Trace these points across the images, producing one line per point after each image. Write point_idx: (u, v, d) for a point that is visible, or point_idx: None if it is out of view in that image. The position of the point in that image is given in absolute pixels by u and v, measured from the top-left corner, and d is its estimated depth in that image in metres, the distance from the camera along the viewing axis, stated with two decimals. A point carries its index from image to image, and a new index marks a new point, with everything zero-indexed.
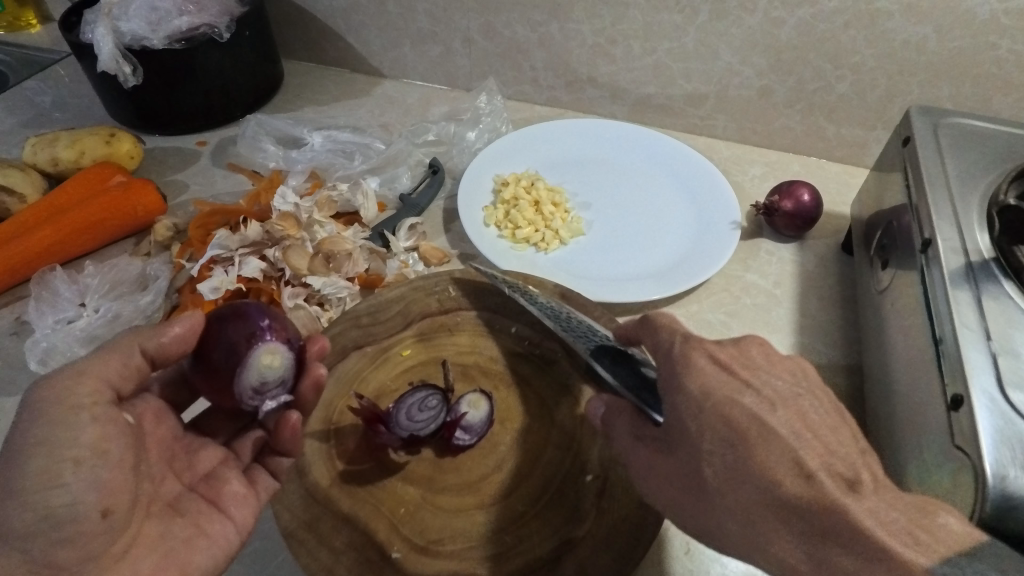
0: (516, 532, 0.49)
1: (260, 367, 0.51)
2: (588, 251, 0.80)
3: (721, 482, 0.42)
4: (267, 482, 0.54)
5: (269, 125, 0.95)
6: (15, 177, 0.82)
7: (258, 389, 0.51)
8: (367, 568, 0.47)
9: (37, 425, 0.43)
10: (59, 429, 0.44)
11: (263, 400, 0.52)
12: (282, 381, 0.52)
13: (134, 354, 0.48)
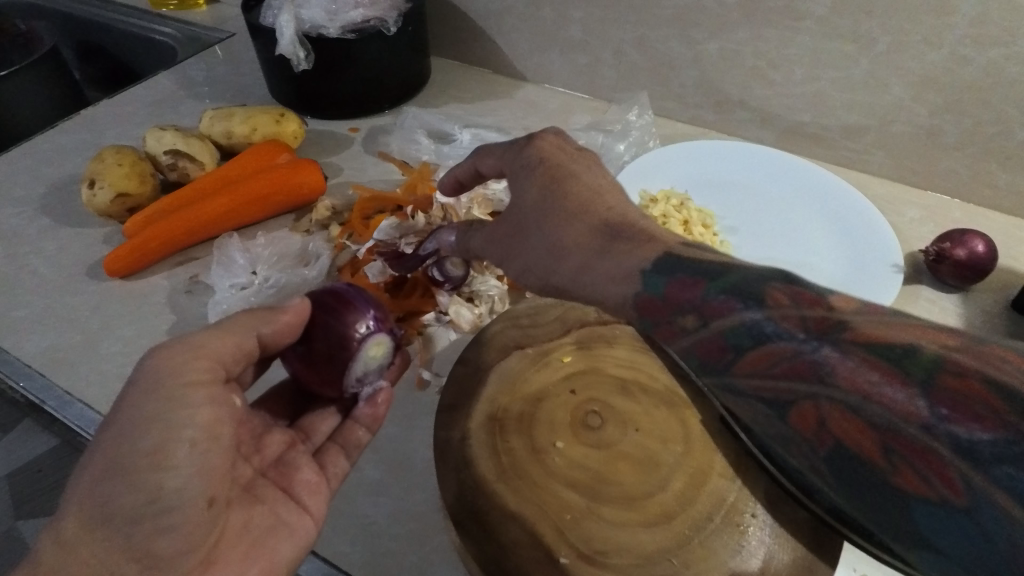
0: (682, 557, 0.48)
1: (367, 358, 0.56)
2: None
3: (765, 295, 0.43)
4: (338, 469, 0.56)
5: (423, 119, 0.99)
6: (196, 146, 0.87)
7: (362, 377, 0.57)
8: (534, 568, 0.47)
9: (151, 400, 0.46)
10: (174, 406, 0.46)
11: (363, 387, 0.58)
12: (380, 370, 0.58)
13: (249, 338, 0.50)
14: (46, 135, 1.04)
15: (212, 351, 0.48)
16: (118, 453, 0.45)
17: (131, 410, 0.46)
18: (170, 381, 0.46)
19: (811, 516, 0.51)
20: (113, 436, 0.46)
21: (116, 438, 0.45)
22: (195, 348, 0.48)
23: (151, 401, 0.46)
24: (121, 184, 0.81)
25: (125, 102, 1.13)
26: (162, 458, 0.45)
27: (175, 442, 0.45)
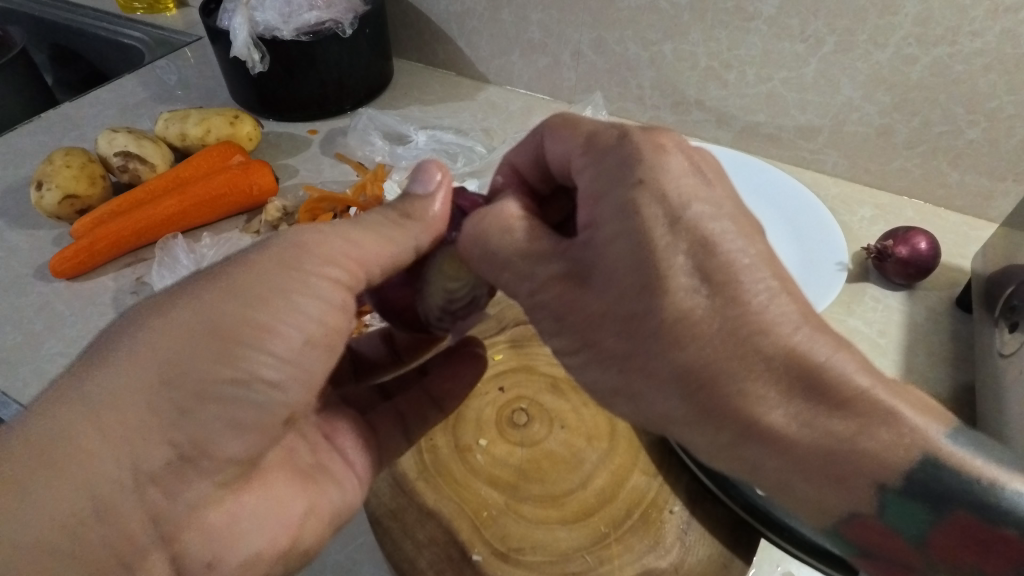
0: (598, 554, 0.48)
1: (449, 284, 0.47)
2: None
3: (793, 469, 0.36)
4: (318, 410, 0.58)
5: (379, 120, 0.99)
6: (148, 147, 0.88)
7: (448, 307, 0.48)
8: (448, 565, 0.47)
9: (271, 273, 0.42)
10: (291, 283, 0.42)
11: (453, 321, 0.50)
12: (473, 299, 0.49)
13: (409, 249, 0.44)
14: (6, 138, 1.04)
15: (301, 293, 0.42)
16: (220, 317, 0.40)
17: (225, 314, 0.40)
18: (274, 302, 0.41)
19: (730, 513, 0.51)
20: (229, 295, 0.41)
21: (216, 306, 0.40)
22: (347, 242, 0.43)
23: (259, 313, 0.41)
24: (70, 186, 0.82)
25: (88, 105, 1.13)
26: (243, 390, 0.41)
27: (260, 375, 0.41)
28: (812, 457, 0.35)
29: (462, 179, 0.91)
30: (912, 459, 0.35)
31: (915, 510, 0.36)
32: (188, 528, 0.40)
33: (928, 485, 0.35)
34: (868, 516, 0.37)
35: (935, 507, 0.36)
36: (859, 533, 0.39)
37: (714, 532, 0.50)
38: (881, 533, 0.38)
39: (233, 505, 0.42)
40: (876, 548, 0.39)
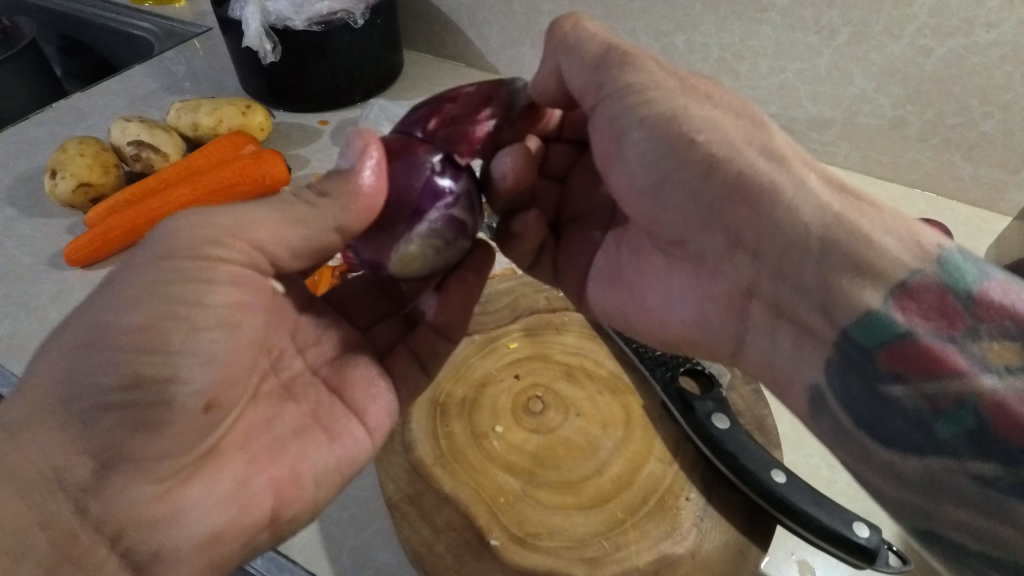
0: (615, 539, 0.49)
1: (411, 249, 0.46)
2: None
3: (786, 270, 0.44)
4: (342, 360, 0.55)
5: (391, 111, 0.99)
6: (161, 137, 0.88)
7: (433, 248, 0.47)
8: (466, 550, 0.47)
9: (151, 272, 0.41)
10: (182, 280, 0.41)
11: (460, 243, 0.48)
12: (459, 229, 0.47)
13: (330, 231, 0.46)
14: (18, 128, 1.04)
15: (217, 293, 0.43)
16: (108, 325, 0.39)
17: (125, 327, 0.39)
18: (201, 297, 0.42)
19: (745, 500, 0.51)
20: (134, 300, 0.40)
21: (104, 304, 0.40)
22: (243, 221, 0.43)
23: (173, 313, 0.40)
24: (83, 174, 0.82)
25: (99, 95, 1.13)
26: (158, 394, 0.40)
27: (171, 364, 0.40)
28: (788, 246, 0.43)
29: None
30: (946, 246, 0.40)
31: (966, 272, 0.39)
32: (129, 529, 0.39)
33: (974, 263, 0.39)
34: (929, 271, 0.39)
35: (985, 280, 0.38)
36: (909, 303, 0.39)
37: (728, 519, 0.50)
38: (932, 293, 0.39)
39: (186, 493, 0.41)
40: (923, 324, 0.39)
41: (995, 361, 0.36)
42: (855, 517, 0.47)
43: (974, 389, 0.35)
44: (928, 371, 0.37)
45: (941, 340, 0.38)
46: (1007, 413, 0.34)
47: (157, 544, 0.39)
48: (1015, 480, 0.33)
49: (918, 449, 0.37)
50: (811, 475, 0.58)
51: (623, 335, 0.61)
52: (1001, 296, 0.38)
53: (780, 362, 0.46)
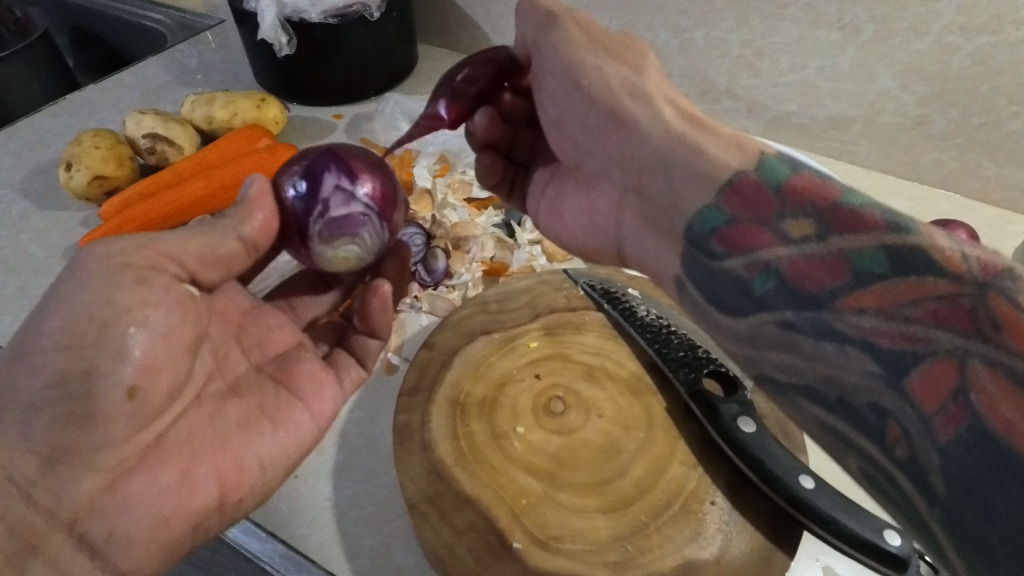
0: (638, 543, 0.48)
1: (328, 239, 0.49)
2: None
3: (670, 194, 0.51)
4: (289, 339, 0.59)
5: (406, 105, 0.98)
6: (175, 129, 0.87)
7: (332, 228, 0.49)
8: (487, 552, 0.47)
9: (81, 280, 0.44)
10: (111, 282, 0.44)
11: (366, 222, 0.49)
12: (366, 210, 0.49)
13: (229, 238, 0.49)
14: (31, 120, 1.03)
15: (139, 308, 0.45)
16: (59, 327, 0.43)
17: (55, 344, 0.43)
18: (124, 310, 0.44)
19: (771, 505, 0.50)
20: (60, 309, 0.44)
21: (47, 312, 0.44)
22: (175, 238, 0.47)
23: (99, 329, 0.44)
24: (98, 166, 0.82)
25: (112, 87, 1.13)
26: (85, 402, 0.43)
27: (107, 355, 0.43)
28: (654, 160, 0.52)
29: None
30: (767, 151, 0.46)
31: (779, 169, 0.44)
32: (81, 518, 0.43)
33: (794, 162, 0.45)
34: (751, 171, 0.45)
35: (792, 174, 0.44)
36: (736, 198, 0.45)
37: (753, 524, 0.49)
38: (755, 189, 0.44)
39: (127, 488, 0.44)
40: (744, 214, 0.44)
41: (794, 235, 0.41)
42: (886, 525, 0.46)
43: (778, 258, 0.42)
44: (746, 247, 0.44)
45: (762, 222, 0.43)
46: (811, 275, 0.40)
47: (109, 528, 0.43)
48: (810, 324, 0.39)
49: (746, 311, 0.43)
50: None
51: (645, 335, 0.60)
52: (806, 184, 0.42)
53: (649, 261, 0.55)
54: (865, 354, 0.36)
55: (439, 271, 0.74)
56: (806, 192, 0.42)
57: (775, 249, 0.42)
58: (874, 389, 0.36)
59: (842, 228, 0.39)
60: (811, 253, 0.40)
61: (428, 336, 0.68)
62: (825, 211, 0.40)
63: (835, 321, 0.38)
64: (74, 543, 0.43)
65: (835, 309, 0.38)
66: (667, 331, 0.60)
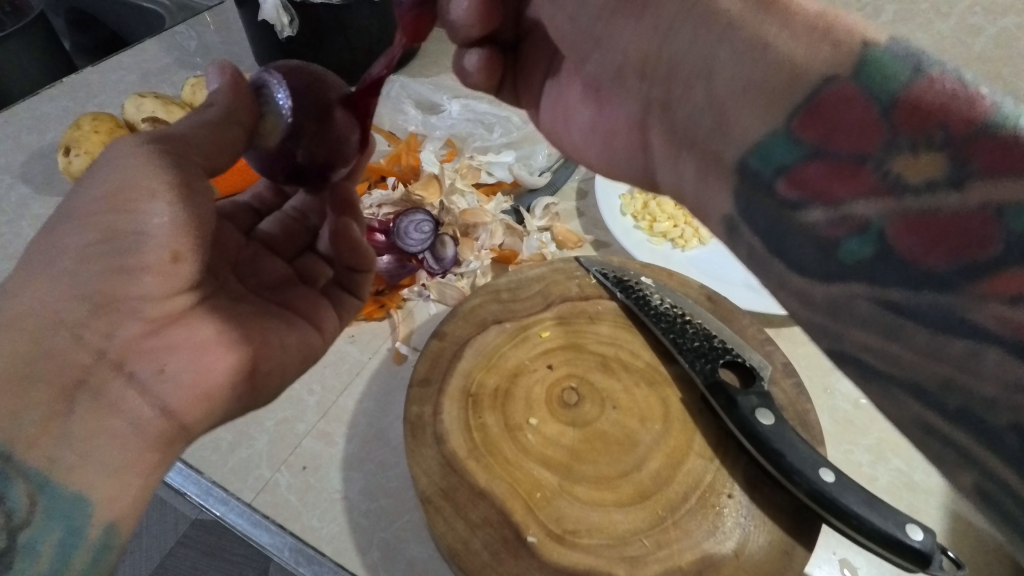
0: (656, 537, 0.47)
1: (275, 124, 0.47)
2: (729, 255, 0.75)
3: (708, 103, 0.46)
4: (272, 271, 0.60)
5: (412, 89, 0.96)
6: (176, 113, 0.85)
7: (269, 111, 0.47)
8: (503, 547, 0.46)
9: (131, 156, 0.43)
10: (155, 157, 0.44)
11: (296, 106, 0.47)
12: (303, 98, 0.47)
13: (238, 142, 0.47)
14: (28, 103, 1.01)
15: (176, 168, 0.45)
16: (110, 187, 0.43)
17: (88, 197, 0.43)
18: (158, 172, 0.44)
19: (790, 499, 0.49)
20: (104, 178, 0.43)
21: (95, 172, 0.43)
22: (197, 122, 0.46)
23: (136, 182, 0.42)
24: (98, 151, 0.80)
25: (111, 70, 1.10)
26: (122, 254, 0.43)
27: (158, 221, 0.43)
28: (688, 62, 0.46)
29: (498, 151, 0.88)
30: (873, 40, 0.36)
31: (894, 69, 0.34)
32: (129, 357, 0.43)
33: (884, 58, 0.35)
34: (850, 80, 0.36)
35: (915, 74, 0.34)
36: (819, 121, 0.38)
37: (773, 518, 0.48)
38: (849, 103, 0.36)
39: (171, 334, 0.45)
40: (827, 138, 0.38)
41: (910, 177, 0.34)
42: (909, 520, 0.45)
43: (878, 219, 0.35)
44: (828, 196, 0.38)
45: (857, 157, 0.36)
46: (919, 237, 0.34)
47: (159, 366, 0.44)
48: (899, 306, 0.35)
49: (831, 275, 0.38)
50: (853, 471, 0.58)
51: (660, 325, 0.58)
52: (905, 110, 0.34)
53: (689, 192, 0.50)
54: (966, 316, 0.32)
55: (448, 260, 0.72)
56: (924, 119, 0.33)
57: (878, 195, 0.35)
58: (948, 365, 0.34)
59: (960, 167, 0.32)
60: (927, 207, 0.33)
61: (438, 326, 0.67)
62: (955, 141, 0.32)
63: (926, 297, 0.34)
64: (124, 380, 0.42)
65: (964, 293, 0.32)
66: (682, 320, 0.59)
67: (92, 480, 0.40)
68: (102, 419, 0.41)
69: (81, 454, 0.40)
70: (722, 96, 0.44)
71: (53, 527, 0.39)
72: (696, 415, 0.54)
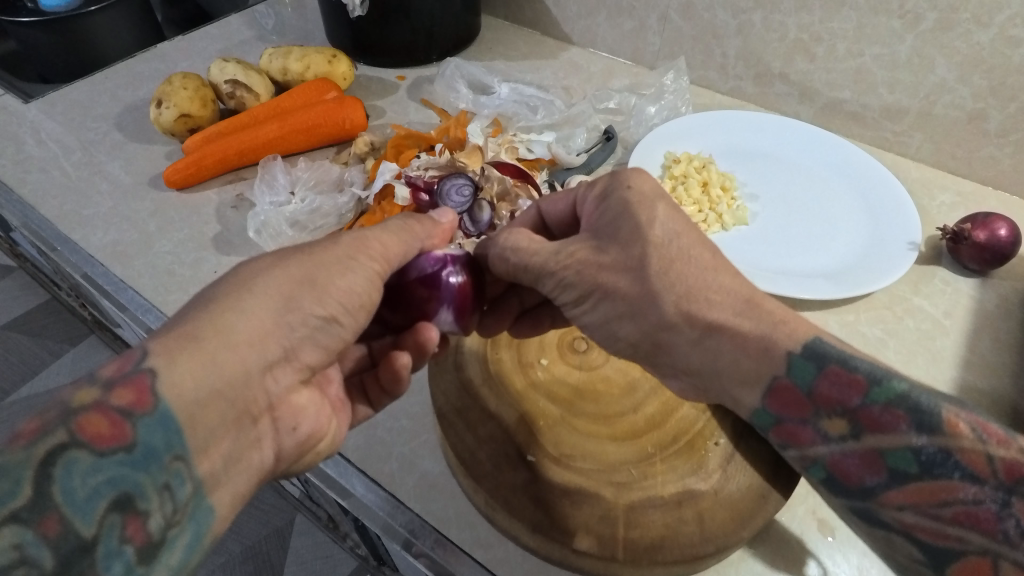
0: (643, 470, 0.52)
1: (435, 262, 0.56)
2: (747, 239, 0.80)
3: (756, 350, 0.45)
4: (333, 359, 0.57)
5: (465, 70, 1.03)
6: (254, 78, 0.95)
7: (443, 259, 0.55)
8: (504, 460, 0.52)
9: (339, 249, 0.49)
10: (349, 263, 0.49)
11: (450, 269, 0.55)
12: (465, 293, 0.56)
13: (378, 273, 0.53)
14: (126, 64, 1.13)
15: (393, 252, 0.53)
16: (314, 270, 0.47)
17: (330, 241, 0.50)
18: (372, 249, 0.51)
19: (773, 450, 0.53)
20: (315, 260, 0.48)
21: (305, 255, 0.48)
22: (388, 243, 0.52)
23: (333, 270, 0.48)
24: (185, 105, 0.90)
25: (198, 39, 1.22)
26: (303, 326, 0.46)
27: (338, 318, 0.48)
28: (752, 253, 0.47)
29: (540, 130, 0.95)
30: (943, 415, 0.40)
31: (899, 397, 0.41)
32: (281, 408, 0.46)
33: (817, 350, 0.44)
34: (782, 375, 0.45)
35: (909, 414, 0.41)
36: (775, 398, 0.46)
37: (757, 466, 0.52)
38: (891, 427, 0.41)
39: (300, 398, 0.48)
40: (869, 439, 0.42)
41: (832, 432, 0.44)
42: None
43: (822, 455, 0.45)
44: (797, 442, 0.46)
45: (872, 445, 0.42)
46: (907, 496, 0.41)
47: (294, 423, 0.47)
48: (853, 507, 0.44)
49: (791, 445, 0.46)
50: None
51: None
52: (879, 413, 0.41)
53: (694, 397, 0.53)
54: (907, 545, 0.42)
55: (483, 223, 0.77)
56: (911, 485, 0.41)
57: (820, 447, 0.45)
58: (921, 569, 0.42)
59: (955, 464, 0.40)
60: (928, 485, 0.40)
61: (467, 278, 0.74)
62: (858, 412, 0.43)
63: (881, 511, 0.43)
64: (269, 425, 0.45)
65: (875, 499, 0.43)
66: None
67: (223, 497, 0.40)
68: (247, 451, 0.43)
69: (229, 476, 0.41)
70: (830, 391, 0.44)
71: (189, 530, 0.38)
72: None
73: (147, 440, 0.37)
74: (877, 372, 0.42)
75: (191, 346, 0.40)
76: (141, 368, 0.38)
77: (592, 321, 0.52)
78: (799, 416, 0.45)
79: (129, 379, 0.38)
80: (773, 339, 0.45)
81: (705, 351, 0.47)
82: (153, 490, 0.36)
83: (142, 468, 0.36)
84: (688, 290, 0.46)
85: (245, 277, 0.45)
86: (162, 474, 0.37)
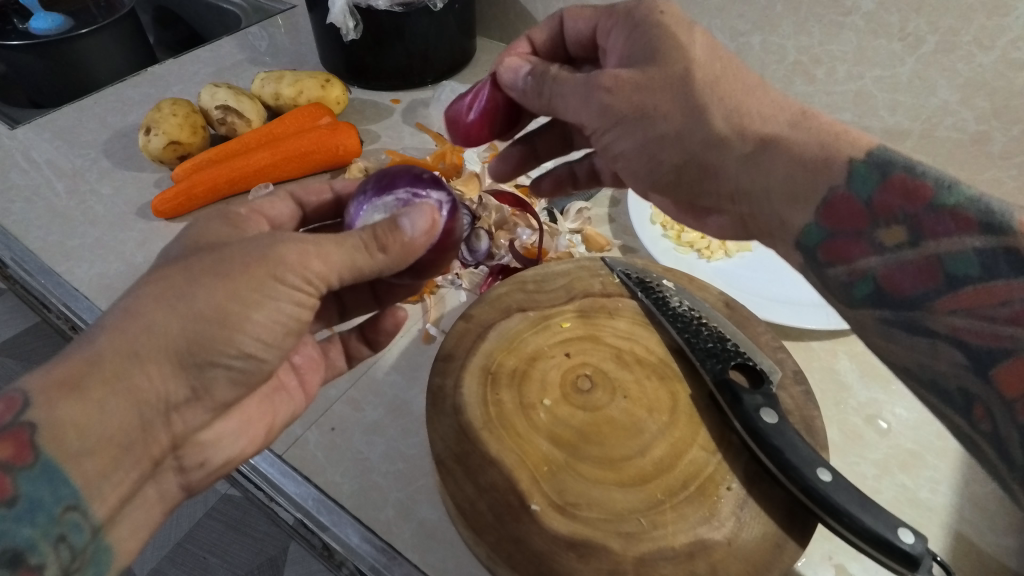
0: (652, 518, 0.49)
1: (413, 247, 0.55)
2: None
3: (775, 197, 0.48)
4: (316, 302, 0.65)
5: (461, 93, 1.02)
6: (245, 103, 0.93)
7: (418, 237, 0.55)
8: (507, 511, 0.49)
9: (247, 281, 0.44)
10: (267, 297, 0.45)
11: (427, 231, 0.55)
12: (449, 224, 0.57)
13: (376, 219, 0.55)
14: (115, 88, 1.11)
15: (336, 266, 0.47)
16: (223, 308, 0.43)
17: (253, 257, 0.44)
18: (311, 267, 0.46)
19: (787, 496, 0.51)
20: (226, 288, 0.43)
21: (214, 277, 0.43)
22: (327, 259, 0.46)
23: (245, 305, 0.44)
24: (174, 132, 0.88)
25: (189, 63, 1.20)
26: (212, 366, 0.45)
27: (250, 351, 0.47)
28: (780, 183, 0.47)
29: None
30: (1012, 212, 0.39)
31: (967, 194, 0.40)
32: (185, 446, 0.49)
33: (882, 161, 0.44)
34: (840, 186, 0.45)
35: (980, 213, 0.40)
36: (830, 214, 0.46)
37: (771, 512, 0.50)
38: (954, 229, 0.41)
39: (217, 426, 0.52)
40: (927, 238, 0.42)
41: (889, 242, 0.44)
42: (901, 523, 0.46)
43: (873, 266, 0.45)
44: (845, 258, 0.46)
45: (930, 252, 0.42)
46: (961, 301, 0.41)
47: (202, 458, 0.51)
48: (897, 319, 0.44)
49: (844, 261, 0.47)
50: (856, 481, 0.59)
51: (676, 324, 0.61)
52: (943, 216, 0.41)
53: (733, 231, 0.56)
54: (948, 351, 0.42)
55: (481, 252, 0.76)
56: (966, 291, 0.41)
57: (872, 257, 0.45)
58: (962, 380, 0.42)
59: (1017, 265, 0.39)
60: (987, 286, 0.40)
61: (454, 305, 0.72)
62: (918, 217, 0.42)
63: (929, 318, 0.43)
64: (174, 461, 0.49)
65: (929, 307, 0.42)
66: (697, 322, 0.61)
67: (123, 533, 0.45)
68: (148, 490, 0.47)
69: (127, 515, 0.45)
70: (882, 200, 0.44)
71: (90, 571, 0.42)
72: (712, 426, 0.55)
73: (34, 493, 0.39)
74: (945, 178, 0.42)
75: (74, 397, 0.40)
76: (22, 422, 0.39)
77: (627, 149, 0.55)
78: (859, 225, 0.45)
79: (7, 434, 0.38)
80: (834, 148, 0.46)
81: (758, 167, 0.48)
82: (47, 544, 0.40)
83: (27, 521, 0.39)
84: (736, 107, 0.49)
85: (139, 306, 0.42)
86: (55, 526, 0.40)
